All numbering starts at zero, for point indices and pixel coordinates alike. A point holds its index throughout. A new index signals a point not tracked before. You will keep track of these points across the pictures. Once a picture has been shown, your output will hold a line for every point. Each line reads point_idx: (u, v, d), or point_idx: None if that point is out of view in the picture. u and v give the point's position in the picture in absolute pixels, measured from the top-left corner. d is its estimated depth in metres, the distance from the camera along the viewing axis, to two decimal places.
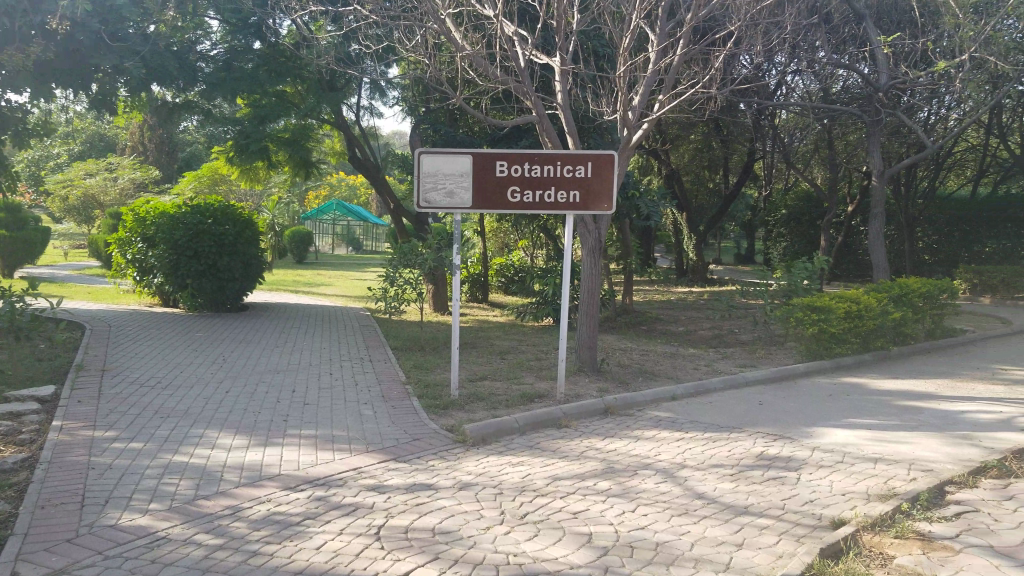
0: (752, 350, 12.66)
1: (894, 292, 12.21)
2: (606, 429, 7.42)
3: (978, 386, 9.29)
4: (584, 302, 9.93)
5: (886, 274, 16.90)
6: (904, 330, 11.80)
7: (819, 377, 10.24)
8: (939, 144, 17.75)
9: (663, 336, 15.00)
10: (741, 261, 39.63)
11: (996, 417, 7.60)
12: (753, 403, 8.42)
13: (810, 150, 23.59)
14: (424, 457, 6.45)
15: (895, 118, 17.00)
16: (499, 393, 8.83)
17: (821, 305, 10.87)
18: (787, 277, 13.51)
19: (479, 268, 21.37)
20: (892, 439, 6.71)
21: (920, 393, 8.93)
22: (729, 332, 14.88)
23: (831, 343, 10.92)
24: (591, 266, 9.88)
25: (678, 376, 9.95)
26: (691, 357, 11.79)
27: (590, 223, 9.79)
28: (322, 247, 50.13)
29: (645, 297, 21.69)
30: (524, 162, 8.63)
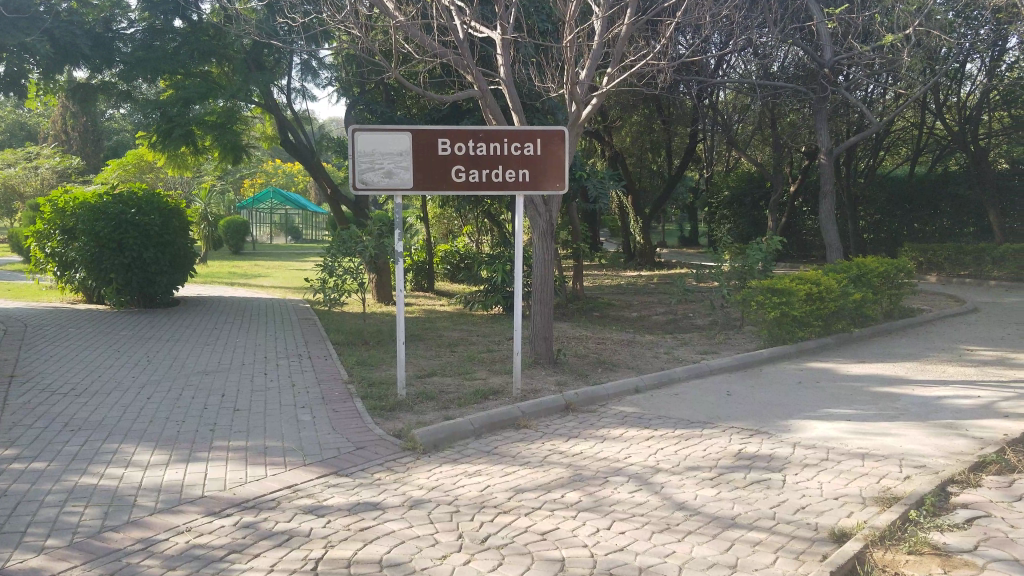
0: (709, 335, 12.27)
1: (852, 273, 11.96)
2: (567, 429, 6.84)
3: (944, 369, 9.05)
4: (538, 290, 9.31)
5: (838, 254, 16.77)
6: (864, 311, 11.55)
7: (784, 363, 9.87)
8: (883, 121, 17.68)
9: (616, 322, 14.54)
10: (686, 243, 39.68)
11: (973, 402, 7.30)
12: (720, 394, 7.92)
13: (755, 130, 23.46)
14: (370, 471, 5.76)
15: (842, 97, 16.88)
16: (449, 391, 8.18)
17: (783, 289, 10.49)
18: (743, 259, 13.13)
19: (423, 255, 20.57)
20: (875, 431, 6.30)
21: (890, 379, 8.61)
22: (683, 317, 14.50)
23: (794, 328, 10.57)
24: (544, 251, 9.24)
25: (638, 366, 9.45)
26: (649, 344, 11.33)
27: (540, 205, 9.12)
28: (259, 237, 48.51)
29: (594, 281, 21.25)
30: (468, 139, 7.94)
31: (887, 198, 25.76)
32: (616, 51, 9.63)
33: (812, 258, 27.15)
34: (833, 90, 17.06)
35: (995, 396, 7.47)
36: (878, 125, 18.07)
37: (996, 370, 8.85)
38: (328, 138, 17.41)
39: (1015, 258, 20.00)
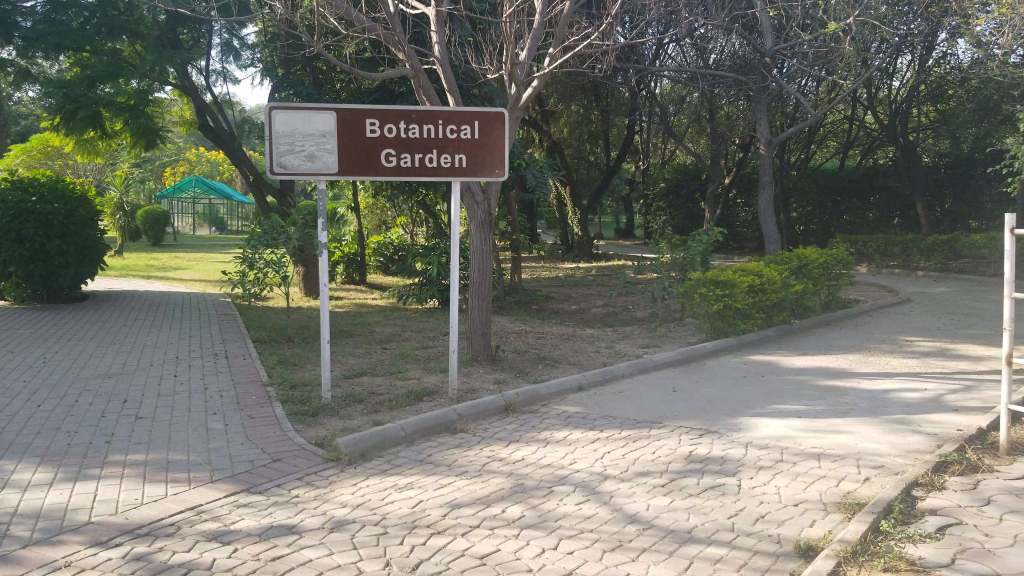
0: (651, 328, 11.99)
1: (792, 264, 11.83)
2: (506, 432, 6.36)
3: (887, 360, 8.92)
4: (475, 283, 8.79)
5: (776, 245, 16.74)
6: (804, 303, 11.43)
7: (727, 356, 9.62)
8: (818, 113, 17.73)
9: (555, 315, 14.17)
10: (622, 234, 39.70)
11: (921, 395, 7.12)
12: (666, 390, 7.56)
13: (690, 120, 23.45)
14: (286, 487, 5.21)
15: (780, 87, 16.93)
16: (379, 393, 7.60)
17: (725, 281, 10.25)
18: (684, 251, 12.85)
19: (355, 247, 19.84)
20: (828, 429, 6.01)
21: (835, 372, 8.41)
22: (623, 310, 14.21)
23: (736, 320, 10.29)
24: (481, 241, 8.71)
25: (580, 362, 9.05)
26: (589, 338, 10.96)
27: (477, 192, 8.57)
28: (184, 229, 46.68)
29: (532, 273, 20.86)
30: (399, 120, 7.35)
31: (819, 190, 26.16)
32: (558, 30, 9.16)
33: (746, 249, 27.38)
34: (772, 79, 17.10)
35: (941, 389, 7.31)
36: (813, 115, 18.20)
37: (938, 361, 8.76)
38: (252, 123, 16.48)
39: (943, 249, 20.47)
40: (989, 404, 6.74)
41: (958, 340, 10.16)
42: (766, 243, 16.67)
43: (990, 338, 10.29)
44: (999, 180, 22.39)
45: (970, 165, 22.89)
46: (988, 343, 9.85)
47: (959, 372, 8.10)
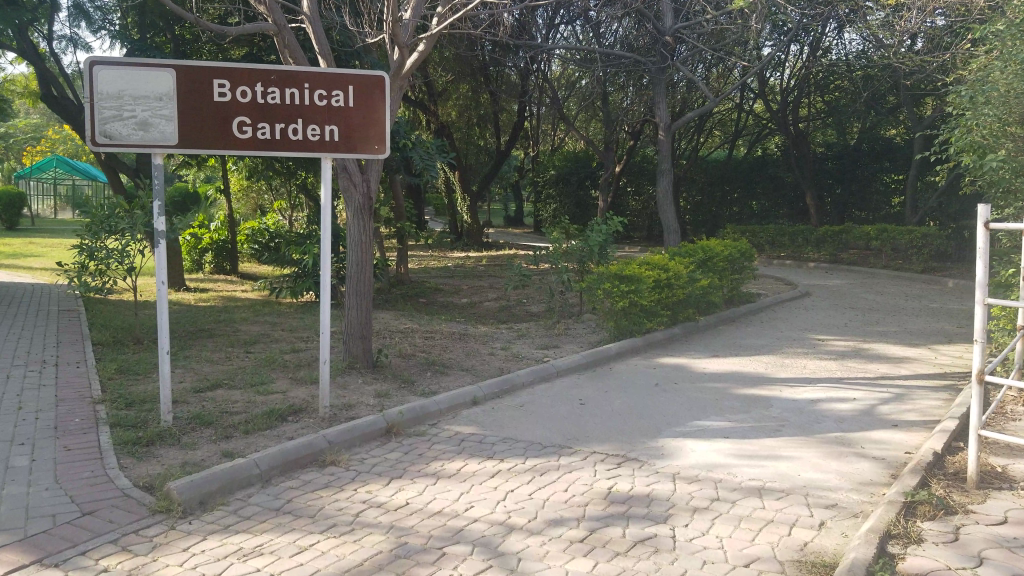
0: (549, 325, 11.06)
1: (696, 256, 11.17)
2: (387, 465, 5.18)
3: (803, 365, 8.39)
4: (352, 278, 7.52)
5: (675, 234, 16.25)
6: (709, 299, 10.80)
7: (634, 358, 8.80)
8: (718, 99, 17.32)
9: (446, 310, 13.06)
10: (511, 223, 38.86)
11: (852, 408, 6.60)
12: (572, 404, 6.59)
13: (586, 105, 22.85)
14: (93, 556, 3.83)
15: (679, 71, 16.50)
16: (233, 413, 6.26)
17: (630, 276, 9.40)
18: (582, 240, 11.98)
19: (225, 233, 18.01)
20: (765, 455, 5.24)
21: (754, 379, 7.73)
22: (518, 305, 13.25)
23: (642, 317, 9.49)
24: (360, 229, 7.45)
25: (475, 368, 7.98)
26: (484, 338, 9.90)
27: (354, 173, 7.28)
28: (37, 210, 42.38)
29: (420, 263, 19.58)
30: (255, 82, 6.01)
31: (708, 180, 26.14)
32: None
33: (635, 240, 26.93)
34: (672, 60, 16.62)
35: (870, 401, 6.79)
36: (710, 101, 17.81)
37: (857, 364, 8.48)
38: None
39: (833, 241, 20.76)
40: (923, 418, 6.23)
41: (867, 341, 9.84)
42: (666, 234, 16.15)
43: (897, 339, 10.04)
44: (882, 175, 23.01)
45: (855, 157, 23.34)
46: (897, 345, 9.57)
47: (880, 381, 7.65)
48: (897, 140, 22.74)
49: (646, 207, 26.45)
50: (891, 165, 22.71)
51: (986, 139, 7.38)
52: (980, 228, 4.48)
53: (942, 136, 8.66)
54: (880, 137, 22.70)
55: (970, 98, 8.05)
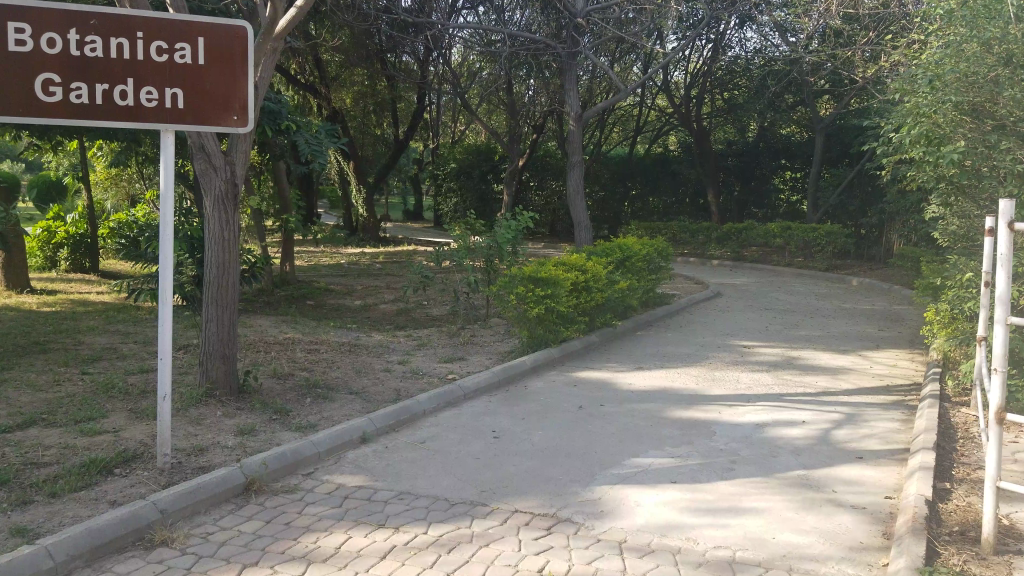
0: (450, 334, 9.85)
1: (613, 257, 10.23)
2: (241, 544, 3.86)
3: (736, 378, 7.54)
4: (211, 285, 6.05)
5: (585, 231, 15.38)
6: (629, 303, 9.87)
7: (550, 372, 7.73)
8: (628, 88, 16.55)
9: (336, 315, 11.64)
10: (408, 217, 37.27)
11: (804, 434, 5.73)
12: (484, 437, 5.41)
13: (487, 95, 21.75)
14: None
15: (588, 57, 15.61)
16: (38, 466, 4.74)
17: (545, 279, 8.32)
18: (489, 236, 10.83)
19: (85, 226, 15.85)
20: (724, 508, 4.22)
21: (688, 399, 6.78)
22: (416, 309, 11.98)
23: (558, 325, 8.43)
24: (221, 223, 5.97)
25: (365, 392, 6.69)
26: (376, 351, 8.58)
27: (210, 154, 5.84)
28: None
29: (308, 261, 17.91)
30: (67, 28, 4.44)
31: None
32: None
33: (540, 235, 26.07)
34: (581, 45, 15.71)
35: (823, 426, 5.94)
36: (620, 90, 17.01)
37: (793, 377, 7.68)
38: None
39: (736, 238, 20.43)
40: (887, 446, 5.44)
41: (794, 349, 9.14)
42: (576, 231, 15.35)
43: (823, 346, 9.40)
44: (781, 172, 22.96)
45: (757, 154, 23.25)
46: (827, 353, 8.90)
47: (824, 399, 6.85)
48: (795, 137, 22.73)
49: (549, 202, 25.38)
50: (790, 162, 22.66)
51: (942, 128, 6.39)
52: (1003, 229, 3.62)
53: (886, 126, 7.94)
54: (780, 135, 22.71)
55: (910, 89, 7.41)
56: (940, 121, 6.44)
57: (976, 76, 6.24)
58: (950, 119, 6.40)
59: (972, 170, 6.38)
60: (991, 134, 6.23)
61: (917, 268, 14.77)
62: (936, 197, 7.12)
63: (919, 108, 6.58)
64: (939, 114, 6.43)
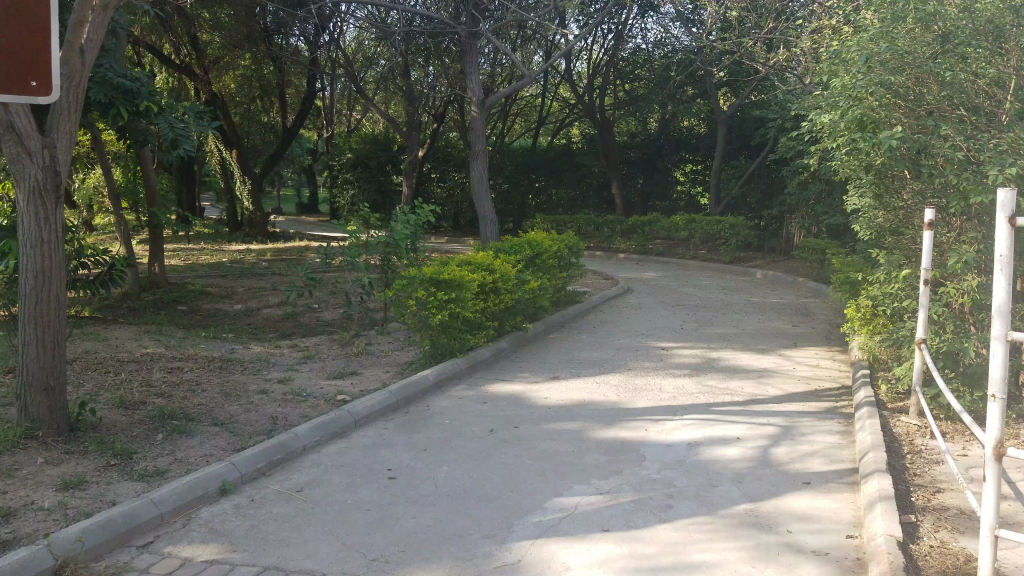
0: (341, 344, 8.86)
1: (523, 254, 9.48)
2: None
3: (658, 386, 6.92)
4: (29, 299, 4.89)
5: (491, 226, 14.60)
6: (540, 304, 9.12)
7: (456, 387, 6.89)
8: (533, 74, 15.82)
9: (212, 322, 10.43)
10: (302, 210, 35.53)
11: (741, 455, 5.12)
12: (375, 486, 4.59)
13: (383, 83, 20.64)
14: None
15: (490, 40, 14.75)
16: None
17: (450, 280, 7.43)
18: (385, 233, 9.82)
19: None
20: (670, 565, 3.51)
21: (610, 414, 6.09)
22: (304, 314, 10.88)
23: (463, 331, 7.56)
24: (40, 222, 4.82)
25: (233, 423, 5.93)
26: (252, 371, 7.51)
27: (22, 136, 4.70)
28: None
29: (186, 260, 16.42)
30: None
31: None
32: None
33: (442, 228, 25.13)
34: (483, 26, 14.83)
35: (758, 443, 5.36)
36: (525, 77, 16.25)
37: (716, 383, 7.13)
38: None
39: (641, 231, 20.17)
40: (832, 465, 4.89)
41: (713, 349, 8.66)
42: (480, 225, 14.53)
43: (741, 345, 8.95)
44: (683, 164, 22.85)
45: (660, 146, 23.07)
46: (747, 354, 8.44)
47: (753, 408, 6.31)
48: (695, 130, 22.68)
49: (451, 195, 24.44)
50: (692, 155, 22.60)
51: (879, 111, 5.93)
52: (1002, 225, 3.06)
53: (813, 114, 7.46)
54: (683, 126, 22.58)
55: (834, 73, 6.97)
56: (874, 104, 5.97)
57: (914, 56, 5.87)
58: (884, 101, 5.95)
59: (907, 158, 5.96)
60: (926, 119, 5.84)
61: (820, 261, 14.78)
62: (866, 190, 6.68)
63: (851, 90, 6.07)
64: (874, 95, 5.95)
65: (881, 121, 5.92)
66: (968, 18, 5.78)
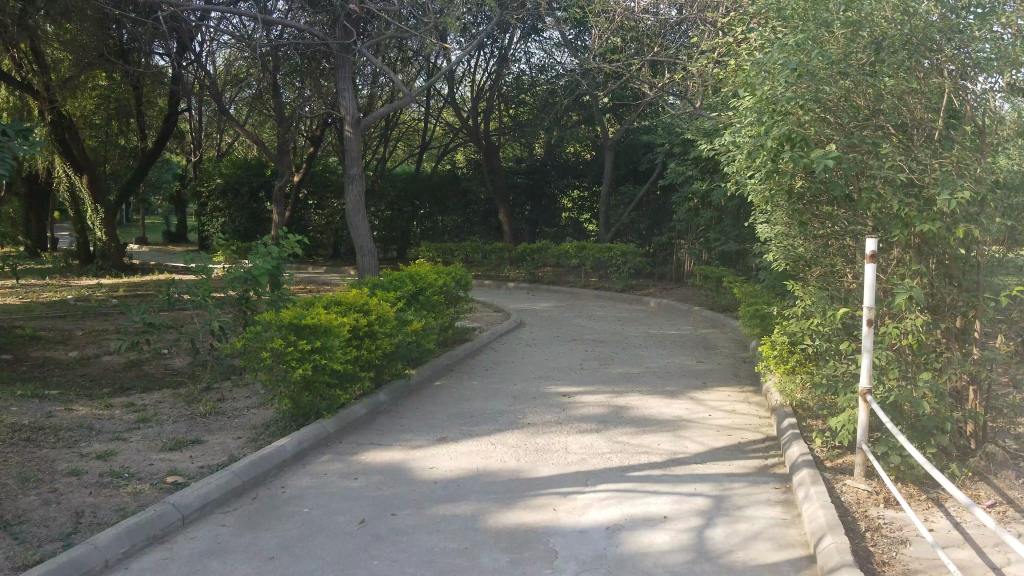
0: (185, 401, 7.37)
1: (405, 291, 8.33)
2: None
3: (563, 447, 5.91)
4: None
5: (370, 257, 13.37)
6: (425, 346, 7.96)
7: (322, 457, 5.65)
8: (413, 94, 14.76)
9: (31, 375, 8.65)
10: (168, 239, 32.84)
11: (676, 543, 4.17)
12: None
13: (254, 105, 19.05)
14: None
15: (365, 56, 13.64)
16: None
17: (315, 327, 6.11)
18: (241, 267, 8.34)
19: None
20: None
21: (510, 488, 5.01)
22: (149, 362, 9.25)
23: (330, 387, 6.24)
24: None
25: (19, 524, 4.43)
26: (66, 446, 5.95)
27: None
28: None
29: (18, 299, 14.22)
30: None
31: None
32: None
33: (318, 258, 23.52)
34: (357, 39, 13.66)
35: (691, 523, 4.44)
36: (405, 97, 15.12)
37: (629, 438, 6.21)
38: None
39: (530, 259, 19.36)
40: (786, 556, 4.02)
41: (619, 394, 7.78)
42: (358, 255, 13.25)
43: (648, 388, 8.08)
44: (570, 190, 22.32)
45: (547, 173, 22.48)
46: (656, 398, 7.61)
47: (675, 472, 5.39)
48: (582, 156, 22.22)
49: (331, 221, 22.93)
50: (579, 181, 22.10)
51: (813, 128, 5.26)
52: None
53: (727, 139, 6.78)
54: (569, 152, 22.10)
55: (745, 88, 6.25)
56: (805, 119, 5.30)
57: (846, 65, 5.35)
58: (814, 116, 5.31)
59: (840, 180, 5.29)
60: (859, 138, 5.20)
61: (714, 288, 14.37)
62: (790, 218, 5.99)
63: (773, 104, 5.38)
64: (804, 109, 5.29)
65: (813, 138, 5.24)
66: (904, 22, 5.12)
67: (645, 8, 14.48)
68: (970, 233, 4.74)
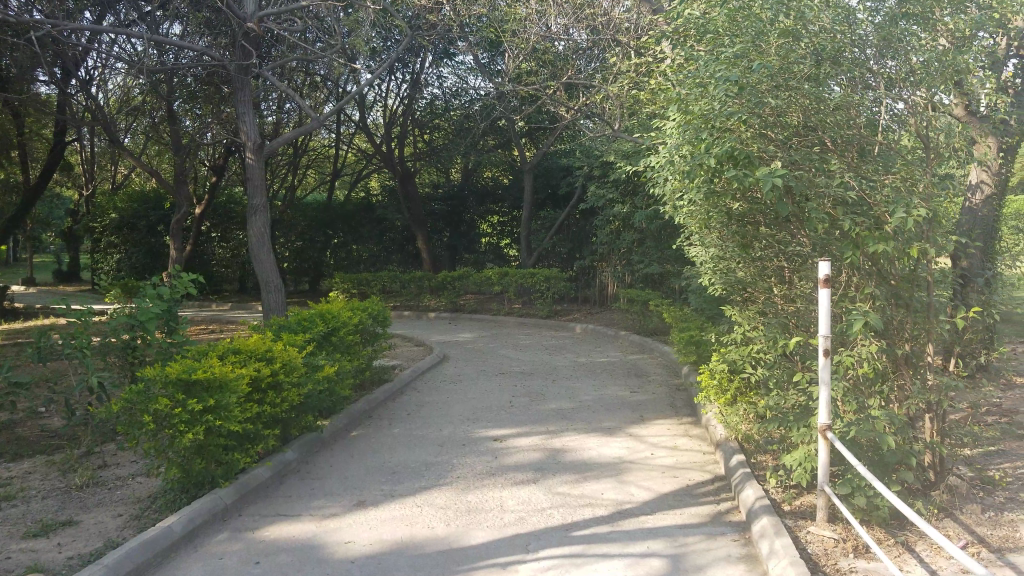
0: (60, 470, 6.38)
1: (315, 332, 7.57)
2: None
3: (498, 504, 5.28)
4: None
5: (276, 294, 12.44)
6: (339, 394, 7.19)
7: (218, 536, 4.84)
8: (319, 119, 13.95)
9: None
10: (60, 279, 30.63)
11: None
12: None
13: (150, 134, 17.87)
14: None
15: (267, 78, 12.80)
16: None
17: (206, 383, 5.30)
18: (125, 314, 7.38)
19: None
20: None
21: (441, 562, 4.35)
22: (22, 424, 8.14)
23: (224, 451, 5.42)
24: None
25: None
26: None
27: None
28: None
29: None
30: None
31: None
32: None
33: (225, 294, 22.21)
34: (257, 60, 12.81)
35: None
36: (313, 122, 14.31)
37: (569, 488, 5.62)
38: None
39: (451, 287, 18.71)
40: None
41: (554, 434, 7.19)
42: (263, 292, 12.29)
43: (584, 426, 7.52)
44: (488, 216, 21.82)
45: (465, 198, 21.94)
46: (594, 437, 7.06)
47: (624, 528, 4.83)
48: (500, 181, 21.77)
49: (237, 254, 21.71)
50: (498, 205, 21.63)
51: (756, 146, 4.82)
52: None
53: (657, 159, 6.33)
54: (487, 176, 21.62)
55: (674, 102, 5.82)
56: (745, 135, 4.88)
57: (790, 74, 4.87)
58: (755, 132, 4.87)
59: (786, 200, 4.85)
60: (804, 155, 4.78)
61: (641, 310, 14.03)
62: (732, 241, 5.56)
63: (710, 120, 4.94)
64: (746, 125, 4.86)
65: (756, 155, 4.78)
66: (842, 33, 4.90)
67: (558, 31, 14.19)
68: (927, 254, 4.41)
